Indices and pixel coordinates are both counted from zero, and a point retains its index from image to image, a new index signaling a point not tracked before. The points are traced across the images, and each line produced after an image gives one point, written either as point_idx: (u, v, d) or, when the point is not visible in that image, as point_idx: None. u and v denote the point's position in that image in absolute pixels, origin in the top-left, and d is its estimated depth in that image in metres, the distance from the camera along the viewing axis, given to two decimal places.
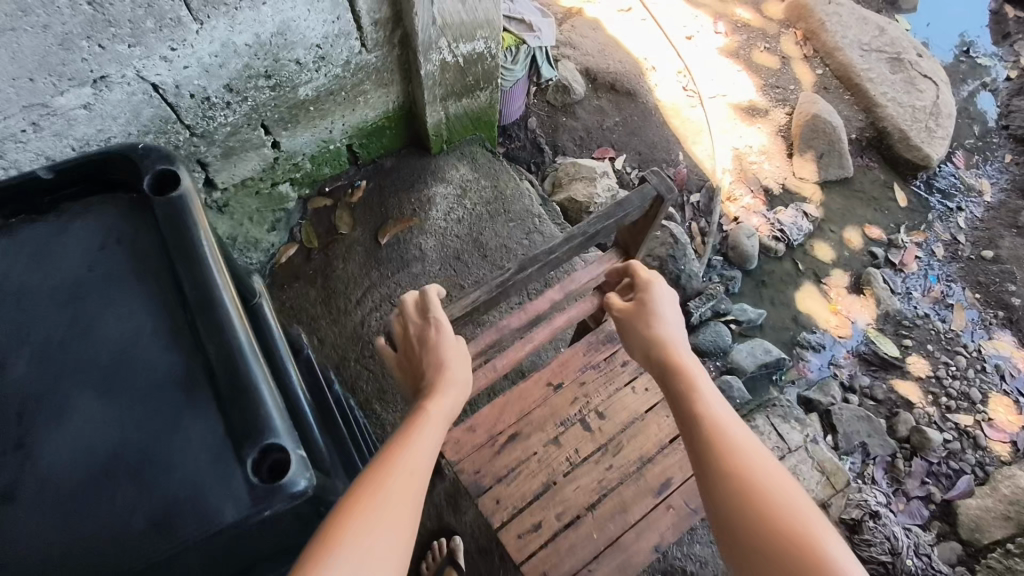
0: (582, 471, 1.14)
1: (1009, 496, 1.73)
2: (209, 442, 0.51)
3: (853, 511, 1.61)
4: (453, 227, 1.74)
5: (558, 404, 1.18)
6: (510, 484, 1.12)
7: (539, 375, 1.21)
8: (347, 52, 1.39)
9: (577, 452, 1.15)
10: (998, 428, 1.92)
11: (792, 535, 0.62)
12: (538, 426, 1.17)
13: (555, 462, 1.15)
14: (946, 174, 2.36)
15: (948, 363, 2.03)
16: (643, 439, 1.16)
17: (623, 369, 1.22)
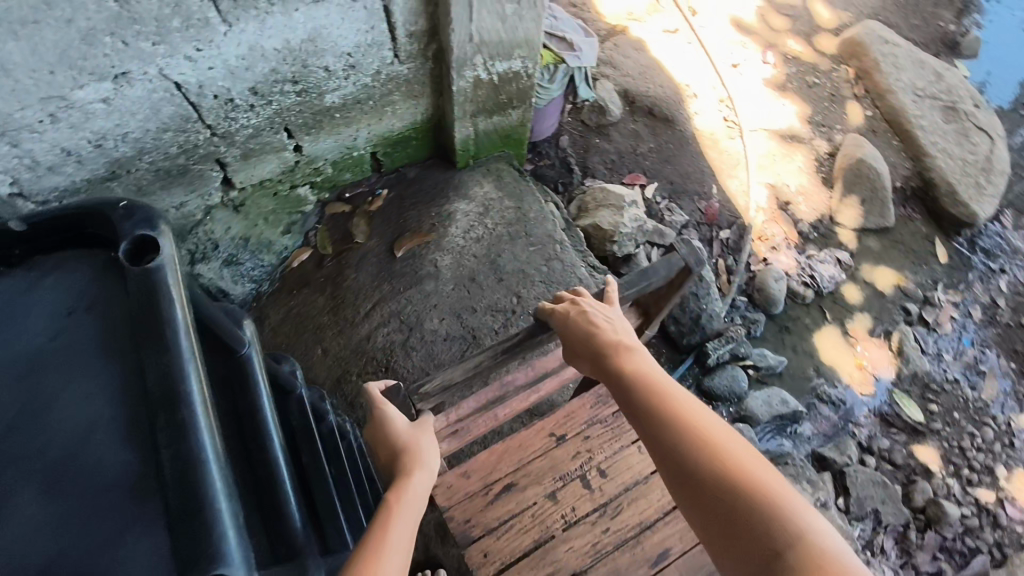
0: (577, 532, 1.14)
1: None
2: (151, 561, 0.55)
3: None
4: (472, 245, 1.69)
5: (560, 458, 1.19)
6: (500, 537, 1.12)
7: (541, 426, 1.22)
8: (378, 62, 1.35)
9: (574, 509, 1.15)
10: (1021, 509, 1.81)
11: (765, 501, 0.71)
12: (536, 479, 1.18)
13: (549, 518, 1.15)
14: (991, 233, 2.26)
15: (974, 434, 1.92)
16: (644, 503, 1.16)
17: (630, 426, 1.22)
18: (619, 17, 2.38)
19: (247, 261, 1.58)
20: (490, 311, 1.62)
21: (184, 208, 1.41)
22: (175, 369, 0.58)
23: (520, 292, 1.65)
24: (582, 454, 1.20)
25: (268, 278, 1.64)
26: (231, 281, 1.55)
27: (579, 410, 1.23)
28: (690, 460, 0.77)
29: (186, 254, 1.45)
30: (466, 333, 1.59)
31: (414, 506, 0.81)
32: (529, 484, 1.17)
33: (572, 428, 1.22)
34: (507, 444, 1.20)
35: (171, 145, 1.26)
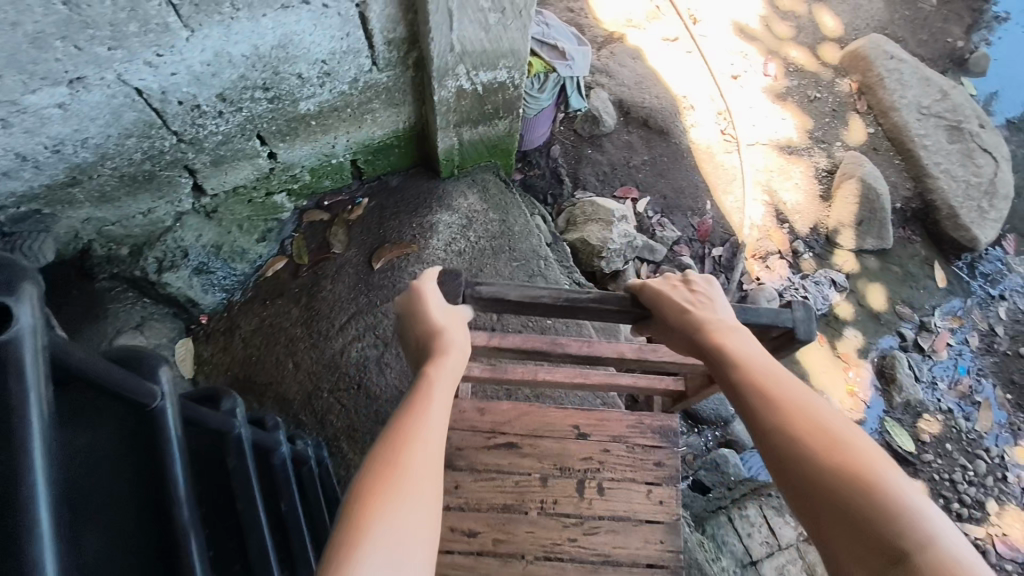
0: (542, 524, 1.12)
1: None
2: None
3: None
4: (454, 259, 1.64)
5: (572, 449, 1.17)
6: (477, 485, 1.14)
7: (573, 413, 1.20)
8: (355, 70, 1.31)
9: (556, 502, 1.13)
10: (1013, 547, 1.75)
11: (859, 477, 0.60)
12: (542, 455, 1.17)
13: (526, 493, 1.14)
14: (992, 258, 2.20)
15: (966, 466, 1.87)
16: (620, 539, 1.10)
17: (651, 468, 1.16)
18: (617, 23, 2.32)
19: (219, 270, 1.52)
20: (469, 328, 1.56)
21: (151, 214, 1.37)
22: (25, 468, 0.44)
23: None
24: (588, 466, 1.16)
25: (240, 286, 1.58)
26: (200, 291, 1.50)
27: (616, 422, 1.20)
28: (785, 434, 0.67)
29: (153, 261, 1.41)
30: None
31: (441, 391, 0.77)
32: (538, 459, 1.17)
33: (601, 434, 1.19)
34: (537, 411, 1.21)
35: (135, 151, 1.21)
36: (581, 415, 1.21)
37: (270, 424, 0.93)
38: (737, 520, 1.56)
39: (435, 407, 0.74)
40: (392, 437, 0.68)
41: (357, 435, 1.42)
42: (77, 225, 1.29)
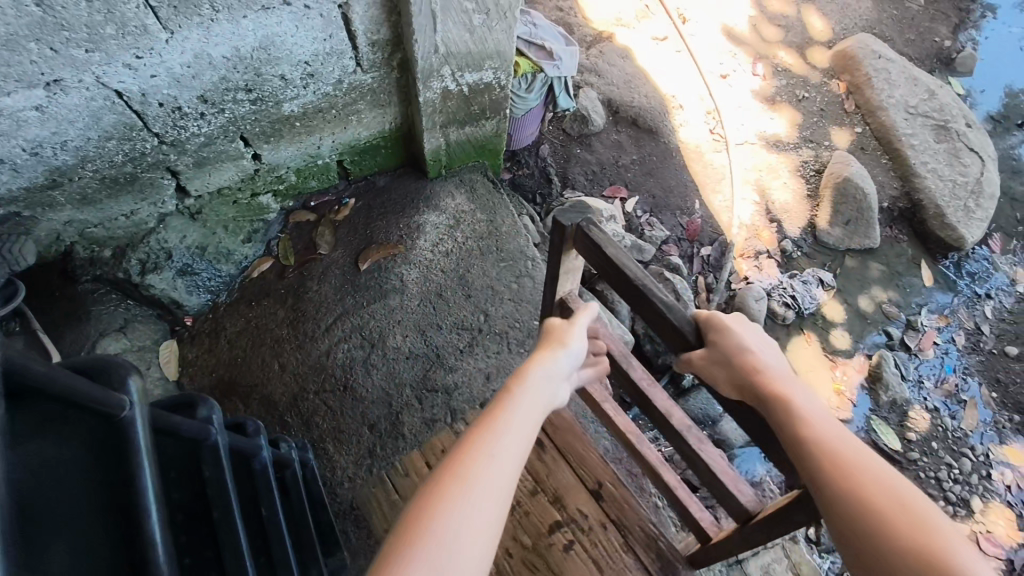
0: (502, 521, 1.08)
1: None
2: None
3: None
4: (441, 260, 1.63)
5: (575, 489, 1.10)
6: None
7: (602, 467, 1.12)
8: (339, 71, 1.30)
9: (527, 513, 1.08)
10: (996, 544, 1.76)
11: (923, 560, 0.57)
12: (550, 472, 1.12)
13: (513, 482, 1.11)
14: (978, 257, 2.21)
15: (951, 464, 1.87)
16: None
17: (619, 562, 1.05)
18: (606, 22, 2.32)
19: (204, 271, 1.51)
20: (456, 328, 1.56)
21: (135, 216, 1.37)
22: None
23: (488, 309, 1.59)
24: (576, 524, 1.08)
25: (226, 288, 1.57)
26: (185, 292, 1.49)
27: (632, 512, 1.08)
28: (880, 552, 0.59)
29: (136, 263, 1.40)
30: (430, 352, 1.52)
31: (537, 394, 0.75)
32: (547, 479, 1.11)
33: (613, 503, 1.09)
34: (580, 435, 1.15)
35: (116, 153, 1.20)
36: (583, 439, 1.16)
37: (250, 429, 0.93)
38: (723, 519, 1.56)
39: (519, 424, 0.70)
40: (450, 475, 0.62)
41: (343, 437, 1.42)
42: (59, 227, 1.29)
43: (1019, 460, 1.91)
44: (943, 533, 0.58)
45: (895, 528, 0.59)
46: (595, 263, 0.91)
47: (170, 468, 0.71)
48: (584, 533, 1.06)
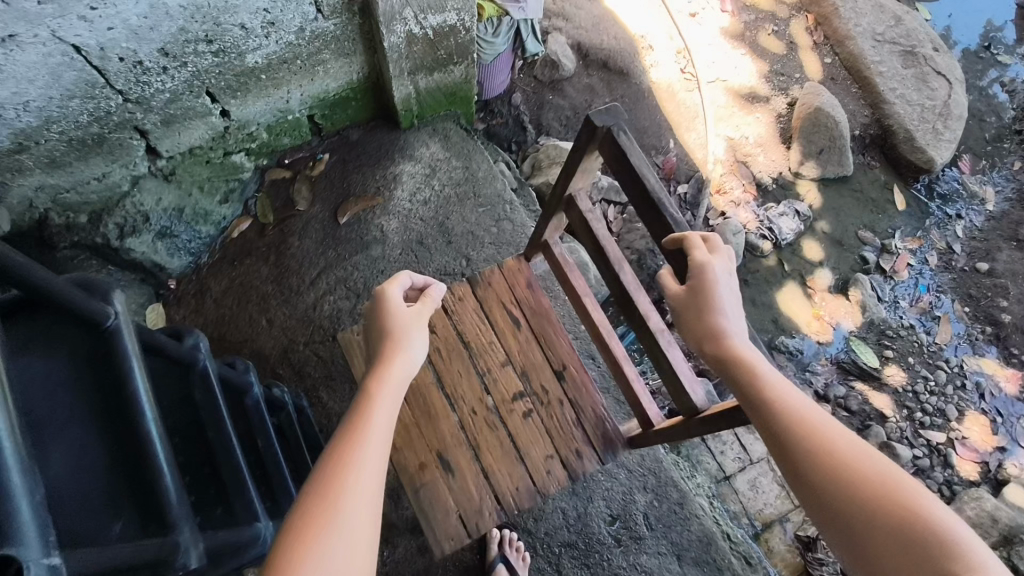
0: (465, 384, 1.05)
1: (972, 519, 1.66)
2: None
3: (808, 529, 1.56)
4: (417, 211, 1.64)
5: (543, 375, 1.07)
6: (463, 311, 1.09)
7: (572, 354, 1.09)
8: (300, 18, 1.29)
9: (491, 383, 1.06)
10: (971, 448, 1.84)
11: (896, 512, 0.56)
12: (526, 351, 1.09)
13: (486, 357, 1.07)
14: (948, 179, 2.25)
15: (928, 377, 1.94)
16: (493, 453, 1.02)
17: (569, 435, 1.04)
18: None
19: (183, 233, 1.52)
20: (438, 275, 1.58)
21: (106, 179, 1.35)
22: None
23: (469, 254, 1.61)
24: (535, 395, 1.06)
25: (207, 249, 1.58)
26: (166, 255, 1.50)
27: (588, 396, 1.07)
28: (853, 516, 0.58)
29: (114, 227, 1.39)
30: None
31: (394, 392, 0.79)
32: (519, 353, 1.08)
33: (576, 383, 1.07)
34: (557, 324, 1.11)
35: (80, 113, 1.19)
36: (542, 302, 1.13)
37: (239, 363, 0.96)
38: (711, 440, 1.63)
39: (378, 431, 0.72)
40: (348, 443, 0.69)
41: (335, 384, 1.45)
42: (30, 194, 1.27)
43: (992, 368, 1.98)
44: (877, 458, 0.61)
45: (833, 454, 0.62)
46: (614, 167, 0.80)
47: (162, 397, 0.73)
48: (542, 405, 1.05)
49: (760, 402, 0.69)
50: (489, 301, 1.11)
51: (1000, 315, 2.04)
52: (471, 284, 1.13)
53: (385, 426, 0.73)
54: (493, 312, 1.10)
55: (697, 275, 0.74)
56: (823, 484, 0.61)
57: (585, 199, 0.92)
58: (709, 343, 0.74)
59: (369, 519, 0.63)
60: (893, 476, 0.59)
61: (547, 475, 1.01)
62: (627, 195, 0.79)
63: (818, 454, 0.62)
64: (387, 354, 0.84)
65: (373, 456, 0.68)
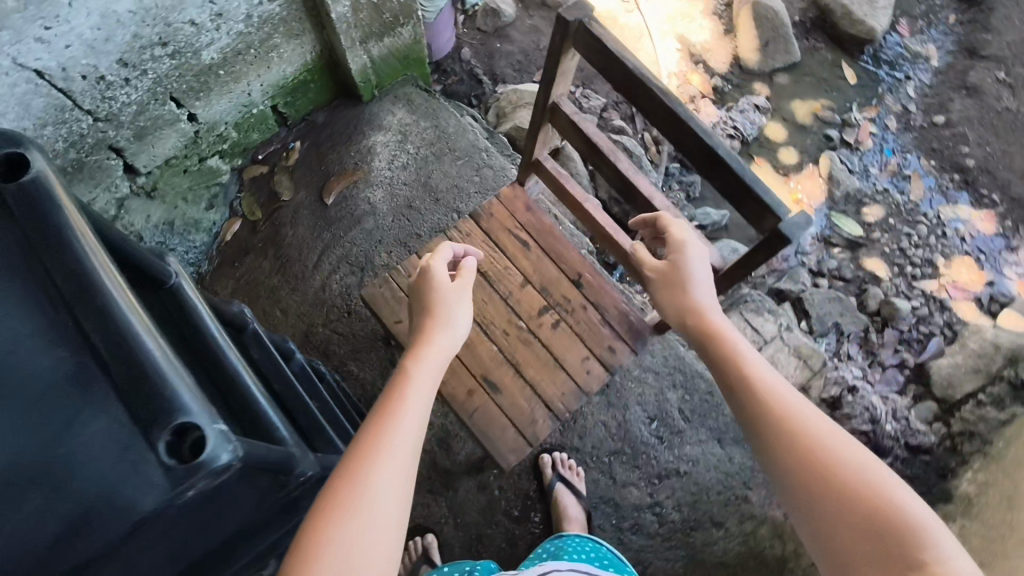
0: (493, 308, 1.10)
1: (976, 350, 1.74)
2: (112, 439, 0.54)
3: (832, 389, 1.66)
4: (399, 178, 1.67)
5: (563, 285, 1.12)
6: (474, 243, 1.14)
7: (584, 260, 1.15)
8: (246, 5, 1.30)
9: (515, 302, 1.11)
10: (962, 288, 1.94)
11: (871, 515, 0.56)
12: (542, 267, 1.13)
13: (505, 281, 1.12)
14: (891, 45, 2.32)
15: (910, 233, 2.03)
16: (534, 364, 1.07)
17: (600, 333, 1.10)
18: None
19: (178, 245, 1.53)
20: (434, 232, 1.62)
21: (94, 205, 1.35)
22: (108, 295, 0.55)
23: (459, 207, 1.65)
24: (559, 305, 1.11)
25: (205, 257, 1.60)
26: None
27: (609, 296, 1.13)
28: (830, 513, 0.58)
29: None
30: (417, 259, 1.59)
31: (430, 375, 0.79)
32: (534, 271, 1.13)
33: (595, 285, 1.13)
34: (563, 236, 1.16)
35: (55, 141, 1.20)
36: (545, 219, 1.18)
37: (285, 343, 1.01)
38: None
39: (410, 410, 0.71)
40: (376, 422, 0.68)
41: (363, 355, 1.50)
42: None
43: (968, 212, 2.08)
44: (845, 445, 0.62)
45: (801, 423, 0.65)
46: (594, 58, 0.84)
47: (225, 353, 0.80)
48: (568, 312, 1.11)
49: (733, 372, 0.74)
50: (495, 229, 1.15)
51: (964, 161, 2.14)
52: (475, 218, 1.17)
53: (418, 406, 0.72)
54: (501, 239, 1.15)
55: (680, 250, 0.90)
56: (789, 451, 0.63)
57: (568, 103, 0.96)
58: (693, 315, 0.84)
59: (400, 482, 0.63)
60: (852, 455, 0.60)
61: (588, 373, 1.07)
62: (610, 81, 0.83)
63: (782, 421, 0.66)
64: (425, 336, 0.85)
65: (407, 424, 0.69)
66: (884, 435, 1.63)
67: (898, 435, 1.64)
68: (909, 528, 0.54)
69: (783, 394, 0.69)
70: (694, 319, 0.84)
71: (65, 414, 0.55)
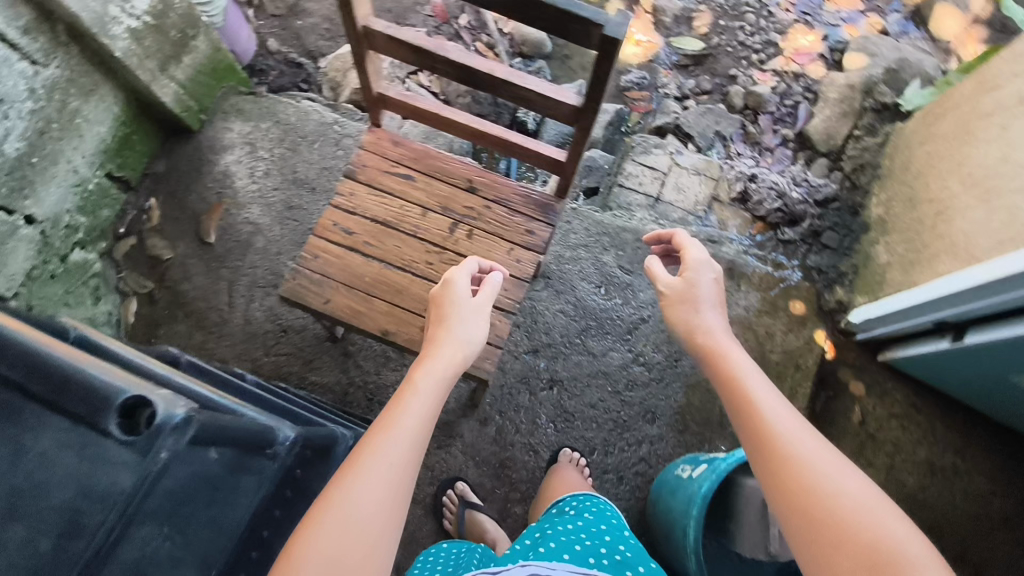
0: (409, 246, 1.11)
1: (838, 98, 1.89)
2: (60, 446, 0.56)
3: (737, 186, 1.80)
4: (269, 187, 1.65)
5: (461, 197, 1.15)
6: (363, 198, 1.14)
7: (467, 168, 1.17)
8: (22, 80, 1.20)
9: (426, 232, 1.12)
10: (805, 53, 2.07)
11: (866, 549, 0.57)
12: (434, 190, 1.15)
13: (407, 218, 1.13)
14: None
15: (741, 26, 2.13)
16: None
17: (513, 224, 1.14)
18: None
19: None
20: None
21: None
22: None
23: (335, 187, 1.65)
24: (466, 216, 1.14)
25: None
26: None
27: (506, 187, 1.16)
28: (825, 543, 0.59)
29: None
30: None
31: (439, 381, 0.79)
32: (429, 197, 1.15)
33: (489, 186, 1.16)
34: (439, 155, 1.18)
35: None
36: (417, 147, 1.18)
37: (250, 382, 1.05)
38: (626, 181, 1.82)
39: (409, 424, 0.71)
40: (373, 434, 0.69)
41: (319, 364, 1.52)
42: None
43: None
44: (842, 482, 0.63)
45: (800, 441, 0.68)
46: None
47: None
48: (476, 219, 1.14)
49: (734, 383, 0.79)
50: (374, 177, 1.15)
51: None
52: (352, 176, 1.16)
53: (419, 421, 0.72)
54: (385, 183, 1.15)
55: (693, 269, 0.93)
56: (783, 466, 0.67)
57: (377, 22, 0.95)
58: (696, 323, 0.89)
59: (382, 513, 0.63)
60: (846, 504, 0.61)
61: (518, 262, 1.12)
62: None
63: (775, 439, 0.69)
64: (435, 342, 0.86)
65: (408, 449, 0.68)
66: (796, 203, 1.75)
67: (806, 198, 1.77)
68: (907, 571, 0.55)
69: (784, 424, 0.70)
70: (695, 328, 0.88)
71: (8, 443, 0.56)
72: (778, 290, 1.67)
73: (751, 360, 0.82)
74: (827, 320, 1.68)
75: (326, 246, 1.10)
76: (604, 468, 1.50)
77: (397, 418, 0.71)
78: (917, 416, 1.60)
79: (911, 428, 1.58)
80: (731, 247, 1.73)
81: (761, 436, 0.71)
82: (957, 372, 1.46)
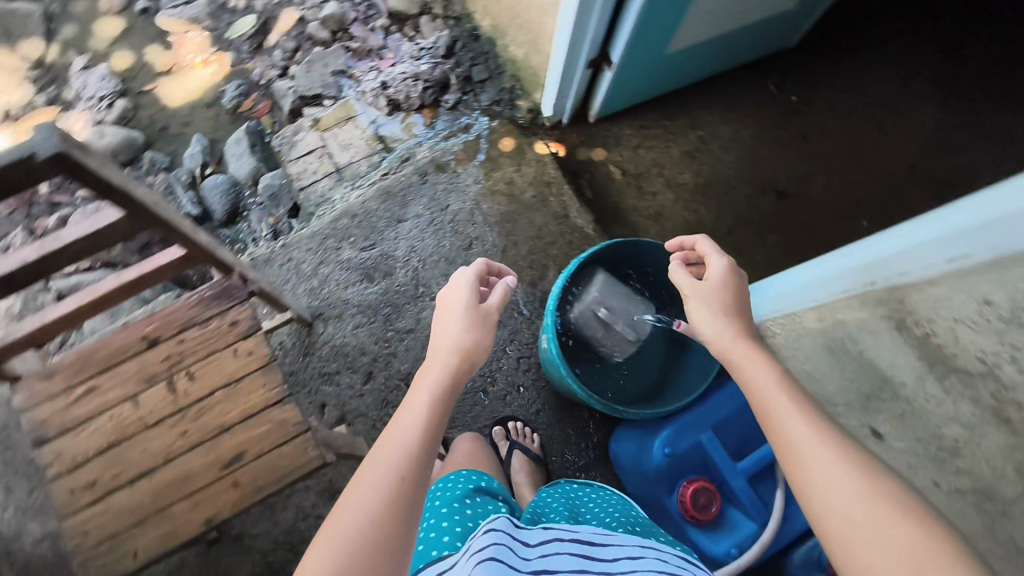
0: (157, 436, 1.01)
1: None
2: None
3: (378, 98, 1.80)
4: (26, 497, 1.43)
5: (151, 358, 1.05)
6: (74, 446, 0.99)
7: (129, 330, 1.07)
8: None
9: (154, 414, 1.02)
10: None
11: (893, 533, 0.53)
12: (126, 376, 1.04)
13: (132, 419, 1.01)
14: None
15: None
16: (220, 408, 1.02)
17: (215, 332, 1.07)
18: None
19: None
20: None
21: None
22: None
23: None
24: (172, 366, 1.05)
25: None
26: None
27: (180, 312, 1.09)
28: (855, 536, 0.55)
29: None
30: None
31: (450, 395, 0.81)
32: (128, 385, 1.03)
33: (164, 328, 1.08)
34: (99, 345, 1.06)
35: None
36: (76, 358, 1.05)
37: None
38: (300, 175, 1.75)
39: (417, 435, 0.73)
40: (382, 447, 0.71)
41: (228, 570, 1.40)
42: None
43: None
44: (863, 469, 0.58)
45: (850, 445, 0.61)
46: None
47: None
48: (179, 360, 1.05)
49: (770, 387, 0.71)
50: (66, 419, 1.01)
51: None
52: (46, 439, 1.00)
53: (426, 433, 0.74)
54: (81, 415, 1.01)
55: (713, 264, 0.91)
56: (824, 481, 0.59)
57: None
58: (715, 325, 0.84)
59: (396, 506, 0.64)
60: (867, 505, 0.55)
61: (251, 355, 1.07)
62: None
63: (824, 446, 0.61)
64: (433, 355, 0.87)
65: (425, 442, 0.73)
66: (428, 71, 1.78)
67: (433, 58, 1.81)
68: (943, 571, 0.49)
69: (797, 419, 0.65)
70: (713, 327, 0.84)
71: None
72: (483, 147, 1.72)
73: (781, 367, 0.74)
74: (533, 133, 1.76)
75: (88, 516, 0.96)
76: (502, 395, 1.53)
77: (404, 431, 0.74)
78: (645, 134, 1.78)
79: (652, 152, 1.76)
80: (425, 147, 1.72)
81: (804, 439, 0.63)
82: (635, 80, 1.60)
